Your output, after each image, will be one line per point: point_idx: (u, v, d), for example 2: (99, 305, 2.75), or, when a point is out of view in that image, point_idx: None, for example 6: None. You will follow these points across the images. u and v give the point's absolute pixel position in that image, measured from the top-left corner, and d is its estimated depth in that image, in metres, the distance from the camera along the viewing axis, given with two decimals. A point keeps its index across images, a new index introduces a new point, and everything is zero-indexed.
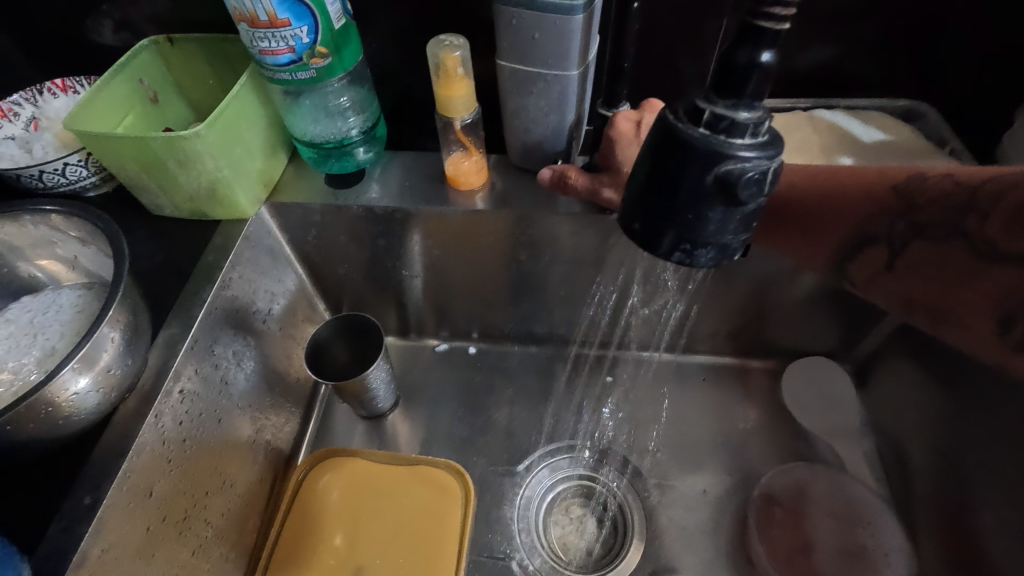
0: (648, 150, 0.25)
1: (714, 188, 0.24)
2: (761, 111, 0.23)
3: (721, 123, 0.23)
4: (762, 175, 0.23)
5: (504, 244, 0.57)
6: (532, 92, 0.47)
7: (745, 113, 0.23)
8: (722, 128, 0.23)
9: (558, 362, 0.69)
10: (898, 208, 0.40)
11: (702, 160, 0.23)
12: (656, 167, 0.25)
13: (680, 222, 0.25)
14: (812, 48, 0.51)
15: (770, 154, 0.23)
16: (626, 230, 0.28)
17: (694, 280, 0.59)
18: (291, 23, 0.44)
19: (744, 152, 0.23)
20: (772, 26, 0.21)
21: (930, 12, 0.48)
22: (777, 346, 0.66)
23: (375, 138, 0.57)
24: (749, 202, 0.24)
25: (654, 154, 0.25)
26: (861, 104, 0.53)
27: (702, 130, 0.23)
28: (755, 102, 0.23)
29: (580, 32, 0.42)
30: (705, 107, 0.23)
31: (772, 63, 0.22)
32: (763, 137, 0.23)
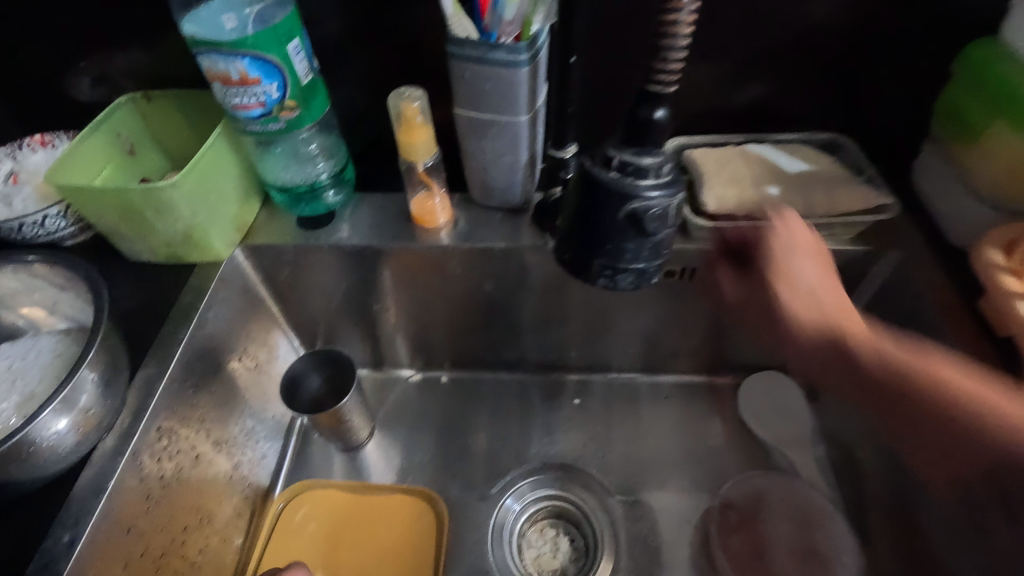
0: (576, 190, 0.30)
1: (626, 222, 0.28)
2: (663, 156, 0.28)
3: (629, 168, 0.27)
4: (665, 210, 0.27)
5: (471, 275, 0.60)
6: (487, 136, 0.51)
7: (648, 159, 0.27)
8: (631, 171, 0.27)
9: (529, 388, 0.72)
10: (997, 442, 0.35)
11: (615, 199, 0.27)
12: (581, 204, 0.29)
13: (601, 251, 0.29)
14: (740, 88, 0.57)
15: (672, 193, 0.27)
16: (561, 259, 0.32)
17: (651, 304, 0.63)
18: (262, 81, 0.47)
19: (649, 192, 0.27)
20: (662, 89, 0.26)
21: (840, 54, 0.54)
22: (735, 362, 0.69)
23: (344, 182, 0.60)
24: (656, 233, 0.28)
25: (580, 193, 0.29)
26: (788, 138, 0.58)
27: (615, 173, 0.28)
28: (656, 149, 0.27)
29: (526, 82, 0.47)
30: (617, 155, 0.28)
31: (666, 119, 0.26)
32: (666, 179, 0.28)
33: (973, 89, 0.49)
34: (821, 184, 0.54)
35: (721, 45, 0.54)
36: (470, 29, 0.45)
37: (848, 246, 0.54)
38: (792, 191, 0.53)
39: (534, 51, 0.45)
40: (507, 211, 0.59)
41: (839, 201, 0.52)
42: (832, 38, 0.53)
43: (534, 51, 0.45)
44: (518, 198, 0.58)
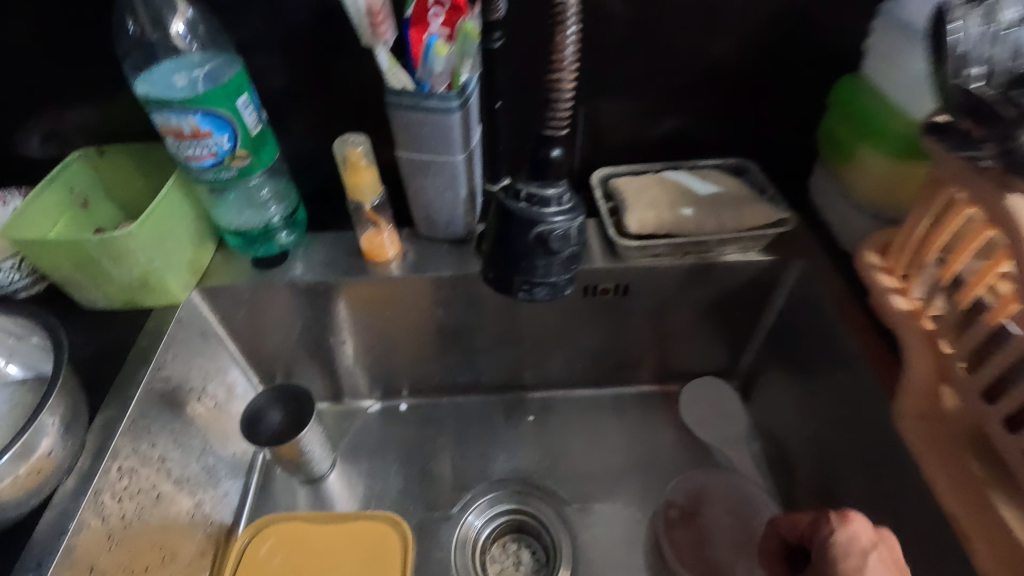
0: (497, 218, 0.38)
1: (536, 241, 0.37)
2: (561, 188, 0.37)
3: (534, 199, 0.36)
4: (565, 231, 0.36)
5: (421, 304, 0.64)
6: (428, 175, 0.56)
7: (550, 191, 0.36)
8: (537, 201, 0.36)
9: (486, 409, 0.75)
10: None
11: (526, 223, 0.36)
12: (502, 230, 0.38)
13: (519, 267, 0.38)
14: (653, 122, 0.64)
15: (569, 217, 0.37)
16: (487, 277, 0.40)
17: (592, 321, 0.68)
18: (213, 133, 0.51)
19: (551, 217, 0.36)
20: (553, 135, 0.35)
21: (735, 90, 0.62)
22: (674, 370, 0.74)
23: (295, 223, 0.64)
24: (560, 248, 0.37)
25: (500, 220, 0.38)
26: (699, 164, 0.65)
27: (524, 204, 0.37)
28: (555, 184, 0.37)
29: (459, 126, 0.52)
30: (524, 189, 0.37)
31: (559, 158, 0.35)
32: (566, 206, 0.37)
33: (841, 118, 0.56)
34: (729, 204, 0.60)
35: (633, 86, 0.61)
36: (404, 79, 0.50)
37: (757, 255, 0.61)
38: (703, 211, 0.60)
39: (463, 98, 0.51)
40: (452, 242, 0.64)
41: (744, 218, 0.59)
42: (729, 77, 0.61)
43: (464, 98, 0.51)
44: (461, 230, 0.63)
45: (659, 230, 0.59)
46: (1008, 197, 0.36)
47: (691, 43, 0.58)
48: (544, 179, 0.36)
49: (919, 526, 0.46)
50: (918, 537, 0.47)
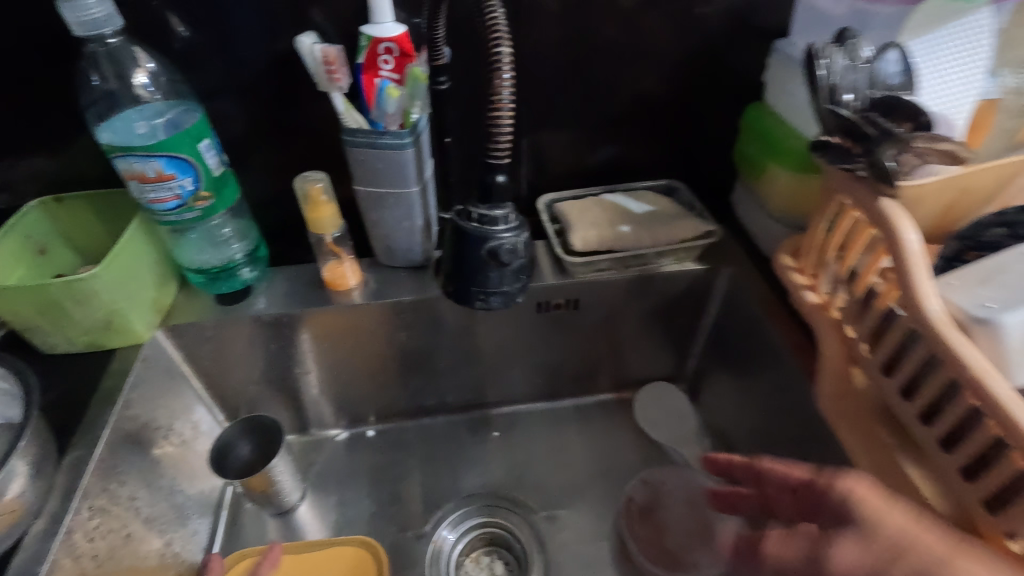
0: (453, 238, 0.44)
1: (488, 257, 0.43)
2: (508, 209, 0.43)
3: (485, 220, 0.42)
4: (513, 246, 0.43)
5: (384, 330, 0.67)
6: (385, 206, 0.60)
7: (497, 213, 0.42)
8: (487, 222, 0.42)
9: (452, 428, 0.78)
10: None
11: (479, 241, 0.42)
12: (458, 248, 0.44)
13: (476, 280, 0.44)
14: (590, 150, 0.70)
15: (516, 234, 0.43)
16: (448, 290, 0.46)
17: (547, 335, 0.72)
18: (177, 176, 0.53)
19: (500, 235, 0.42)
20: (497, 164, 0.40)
21: (660, 119, 0.69)
22: (627, 378, 0.79)
23: (257, 259, 0.66)
24: (510, 261, 0.43)
25: (456, 241, 0.44)
26: (634, 186, 0.72)
27: (476, 225, 0.42)
28: (502, 206, 0.42)
29: (412, 160, 0.56)
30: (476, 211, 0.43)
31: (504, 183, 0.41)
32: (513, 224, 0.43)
33: (752, 140, 0.64)
34: (662, 220, 0.67)
35: (569, 119, 0.67)
36: (359, 120, 0.55)
37: (692, 265, 0.67)
38: (640, 228, 0.66)
39: (415, 135, 0.55)
40: (411, 268, 0.67)
41: (676, 232, 0.65)
42: (652, 108, 0.68)
43: (416, 135, 0.55)
44: (419, 257, 0.67)
45: (601, 247, 0.64)
46: (881, 200, 0.44)
47: (616, 80, 0.65)
48: (491, 202, 0.42)
49: None
50: None
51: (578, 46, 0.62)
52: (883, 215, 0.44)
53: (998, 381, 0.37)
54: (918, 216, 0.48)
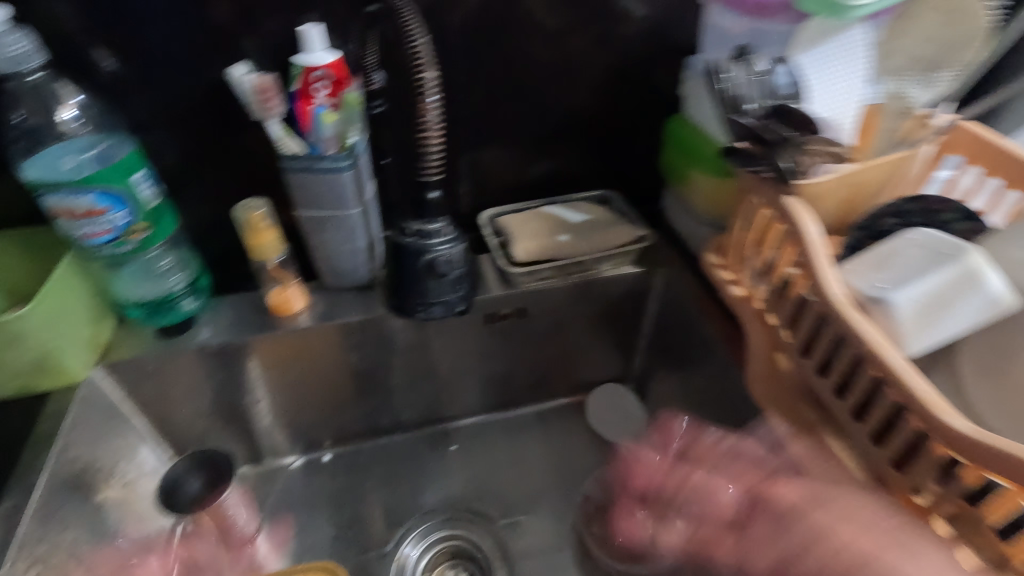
0: (393, 254, 0.50)
1: (427, 265, 0.49)
2: (441, 223, 0.50)
3: (421, 234, 0.49)
4: (449, 254, 0.50)
5: (334, 352, 0.67)
6: (327, 229, 0.61)
7: (432, 226, 0.49)
8: (422, 236, 0.49)
9: (409, 446, 0.78)
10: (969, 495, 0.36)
11: (417, 252, 0.49)
12: (398, 263, 0.50)
13: (420, 289, 0.50)
14: (525, 166, 0.74)
15: (450, 244, 0.50)
16: (394, 305, 0.52)
17: (497, 345, 0.74)
18: (111, 210, 0.53)
19: (436, 245, 0.49)
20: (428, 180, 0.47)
21: (589, 133, 0.73)
22: (578, 382, 0.82)
23: (199, 289, 0.65)
24: (448, 268, 0.50)
25: (396, 256, 0.50)
26: (570, 198, 0.75)
27: (414, 238, 0.49)
28: (435, 220, 0.50)
29: (351, 182, 0.57)
30: (412, 227, 0.50)
31: (436, 199, 0.49)
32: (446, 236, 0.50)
33: (676, 150, 0.68)
34: (597, 227, 0.70)
35: (502, 137, 0.70)
36: (296, 146, 0.55)
37: (629, 269, 0.71)
38: (577, 236, 0.69)
39: (353, 158, 0.56)
40: (357, 289, 0.68)
41: (611, 238, 0.69)
42: (581, 124, 0.72)
43: (353, 158, 0.57)
44: (365, 279, 0.67)
45: (542, 256, 0.67)
46: (784, 196, 0.49)
47: (544, 98, 0.68)
48: (426, 218, 0.49)
49: None
50: None
51: (504, 68, 0.65)
52: (788, 211, 0.48)
53: (891, 351, 0.41)
54: (819, 210, 0.53)
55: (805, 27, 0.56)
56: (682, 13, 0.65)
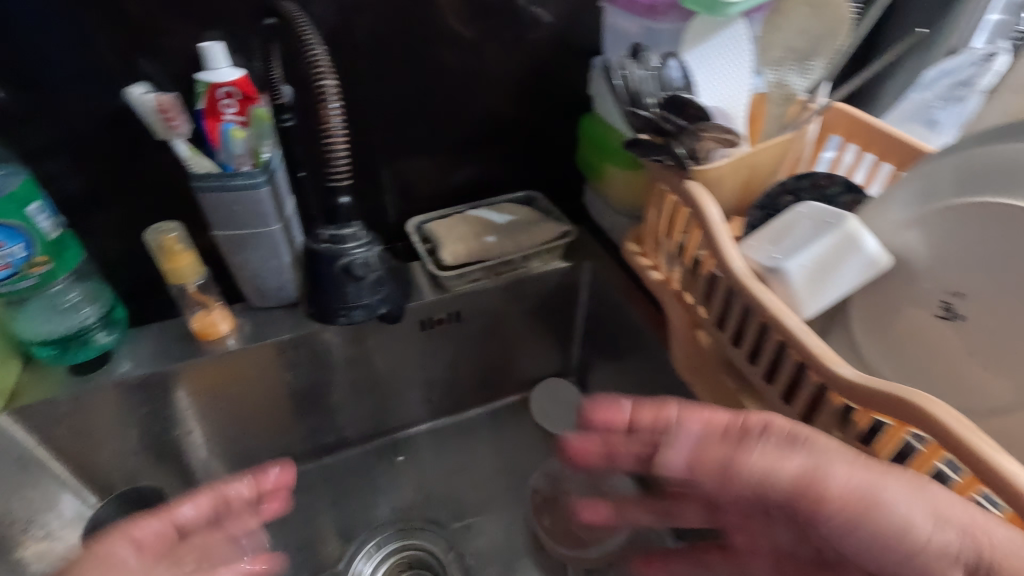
0: (311, 259, 0.53)
1: (342, 271, 0.52)
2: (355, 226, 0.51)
3: (334, 239, 0.51)
4: (363, 260, 0.51)
5: (267, 373, 0.66)
6: (249, 248, 0.60)
7: (345, 231, 0.51)
8: (335, 241, 0.51)
9: (356, 462, 0.77)
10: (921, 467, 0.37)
11: (330, 259, 0.51)
12: (316, 269, 0.53)
13: (338, 294, 0.53)
14: (448, 172, 0.75)
15: (364, 249, 0.52)
16: (315, 305, 0.55)
17: (435, 351, 0.74)
18: (6, 244, 0.50)
19: (349, 251, 0.51)
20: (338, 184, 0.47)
21: (507, 135, 0.75)
22: (520, 380, 0.83)
23: (114, 321, 0.62)
24: (363, 273, 0.52)
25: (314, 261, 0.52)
26: (495, 201, 0.77)
27: (328, 244, 0.51)
28: (349, 223, 0.51)
29: (269, 198, 0.56)
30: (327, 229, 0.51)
31: (347, 203, 0.49)
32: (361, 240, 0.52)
33: (588, 147, 0.71)
34: (523, 226, 0.72)
35: (422, 145, 0.71)
36: (207, 165, 0.55)
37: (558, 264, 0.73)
38: (504, 236, 0.71)
39: (269, 173, 0.55)
40: (287, 307, 0.67)
41: (538, 235, 0.71)
42: (498, 127, 0.73)
43: (269, 173, 0.56)
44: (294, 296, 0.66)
45: (471, 258, 0.68)
46: (686, 181, 0.52)
47: (460, 104, 0.70)
48: (339, 223, 0.51)
49: None
50: None
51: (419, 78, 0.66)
52: (691, 196, 0.52)
53: (789, 315, 0.45)
54: (721, 192, 0.57)
55: (691, 26, 0.59)
56: (587, 18, 0.68)
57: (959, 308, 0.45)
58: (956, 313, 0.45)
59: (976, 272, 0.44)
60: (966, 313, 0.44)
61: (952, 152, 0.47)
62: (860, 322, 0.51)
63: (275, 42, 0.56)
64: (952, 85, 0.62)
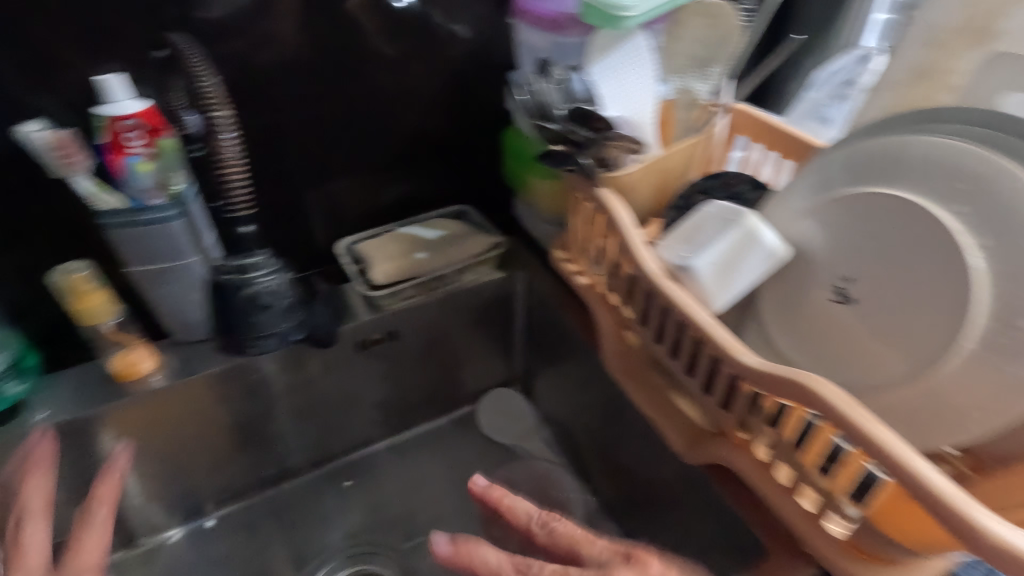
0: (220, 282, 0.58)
1: (250, 294, 0.59)
2: (258, 252, 0.59)
3: (240, 266, 0.58)
4: (270, 283, 0.59)
5: (200, 409, 0.64)
6: (166, 282, 0.58)
7: (250, 258, 0.59)
8: (242, 268, 0.58)
9: (303, 491, 0.76)
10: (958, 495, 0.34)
11: (238, 284, 0.58)
12: (226, 290, 0.58)
13: (251, 311, 0.60)
14: (376, 190, 0.75)
15: (272, 272, 0.60)
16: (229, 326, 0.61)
17: (376, 372, 0.74)
18: None
19: (257, 276, 0.59)
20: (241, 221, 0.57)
21: (433, 151, 0.75)
22: (466, 393, 0.84)
23: (26, 369, 0.59)
24: (273, 295, 0.60)
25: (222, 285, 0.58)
26: (425, 217, 0.78)
27: (235, 271, 0.58)
28: (252, 251, 0.59)
29: (183, 232, 0.55)
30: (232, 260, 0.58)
31: (249, 229, 0.58)
32: (267, 264, 0.60)
33: (511, 158, 0.72)
34: (453, 241, 0.73)
35: (346, 165, 0.71)
36: (113, 200, 0.53)
37: (490, 276, 0.74)
38: (433, 252, 0.71)
39: (183, 206, 0.54)
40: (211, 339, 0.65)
41: (467, 249, 0.72)
42: (423, 144, 0.74)
43: (183, 207, 0.55)
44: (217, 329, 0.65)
45: (401, 276, 0.68)
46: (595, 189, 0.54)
47: (382, 123, 0.70)
48: (243, 253, 0.58)
49: (645, 440, 0.61)
50: (647, 449, 0.61)
51: (334, 102, 0.65)
52: (604, 201, 0.54)
53: (697, 310, 0.47)
54: (635, 197, 0.59)
55: (592, 39, 0.60)
56: (499, 34, 0.69)
57: (851, 292, 0.47)
58: (849, 297, 0.47)
59: (866, 257, 0.47)
60: (858, 297, 0.47)
61: (839, 148, 0.51)
62: (771, 311, 0.53)
63: (172, 76, 0.56)
64: (842, 83, 0.66)
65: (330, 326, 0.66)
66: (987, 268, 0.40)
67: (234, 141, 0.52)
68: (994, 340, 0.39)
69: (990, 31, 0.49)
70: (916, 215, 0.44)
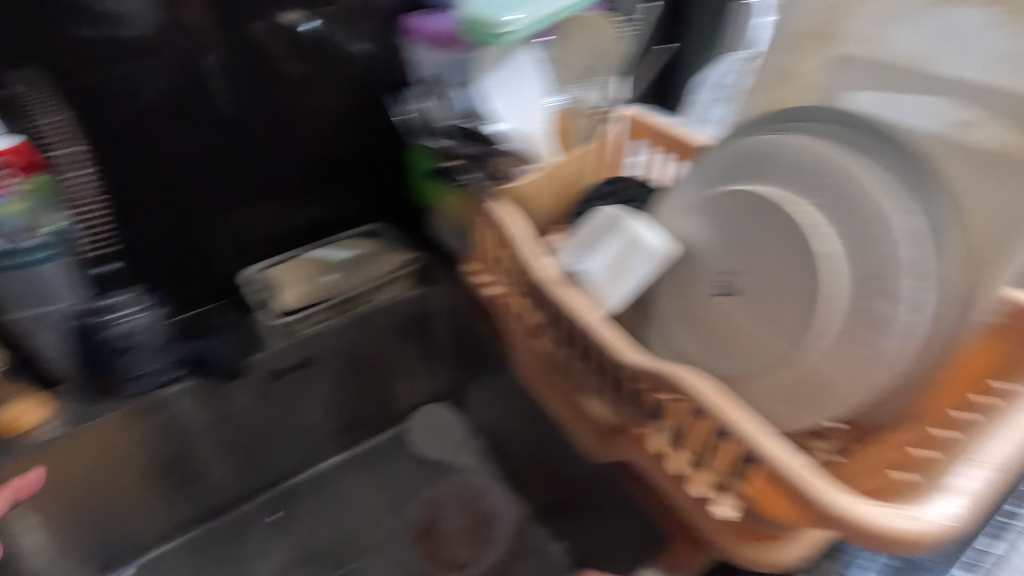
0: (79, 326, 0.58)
1: (111, 336, 0.59)
2: (123, 295, 0.61)
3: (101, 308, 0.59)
4: (132, 324, 0.60)
5: (103, 457, 0.61)
6: (46, 327, 0.57)
7: (114, 299, 0.60)
8: (103, 310, 0.59)
9: (230, 528, 0.74)
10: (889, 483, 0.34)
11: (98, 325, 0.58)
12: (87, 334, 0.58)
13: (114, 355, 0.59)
14: (284, 214, 0.73)
15: (136, 312, 0.60)
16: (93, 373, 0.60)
17: (298, 399, 0.72)
18: None
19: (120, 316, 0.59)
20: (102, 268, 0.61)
21: (342, 171, 0.74)
22: (397, 412, 0.83)
23: None
24: (137, 337, 0.60)
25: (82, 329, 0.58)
26: (340, 237, 0.77)
27: (95, 312, 0.59)
28: (118, 294, 0.60)
29: (58, 274, 0.54)
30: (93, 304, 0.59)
31: (109, 271, 0.61)
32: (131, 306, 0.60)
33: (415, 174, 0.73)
34: (364, 261, 0.72)
35: (249, 192, 0.69)
36: None
37: (409, 293, 0.74)
38: (345, 272, 0.71)
39: (59, 247, 0.53)
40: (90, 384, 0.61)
41: (381, 267, 0.71)
42: (330, 162, 0.72)
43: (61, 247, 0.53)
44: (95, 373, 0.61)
45: (312, 300, 0.68)
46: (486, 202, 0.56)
47: (283, 147, 0.68)
48: (108, 295, 0.60)
49: (564, 445, 0.62)
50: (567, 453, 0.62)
51: (224, 135, 0.64)
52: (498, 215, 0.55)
53: (588, 314, 0.49)
54: (534, 207, 0.61)
55: (476, 56, 0.60)
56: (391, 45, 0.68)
57: (733, 285, 0.50)
58: (732, 290, 0.50)
59: (743, 252, 0.49)
60: (740, 289, 0.49)
61: (725, 144, 0.53)
62: (668, 309, 0.55)
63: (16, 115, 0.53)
64: (719, 91, 0.70)
65: (234, 357, 0.65)
66: (839, 254, 0.44)
67: (86, 176, 0.56)
68: (851, 321, 0.43)
69: (831, 33, 0.51)
70: (777, 215, 0.46)
